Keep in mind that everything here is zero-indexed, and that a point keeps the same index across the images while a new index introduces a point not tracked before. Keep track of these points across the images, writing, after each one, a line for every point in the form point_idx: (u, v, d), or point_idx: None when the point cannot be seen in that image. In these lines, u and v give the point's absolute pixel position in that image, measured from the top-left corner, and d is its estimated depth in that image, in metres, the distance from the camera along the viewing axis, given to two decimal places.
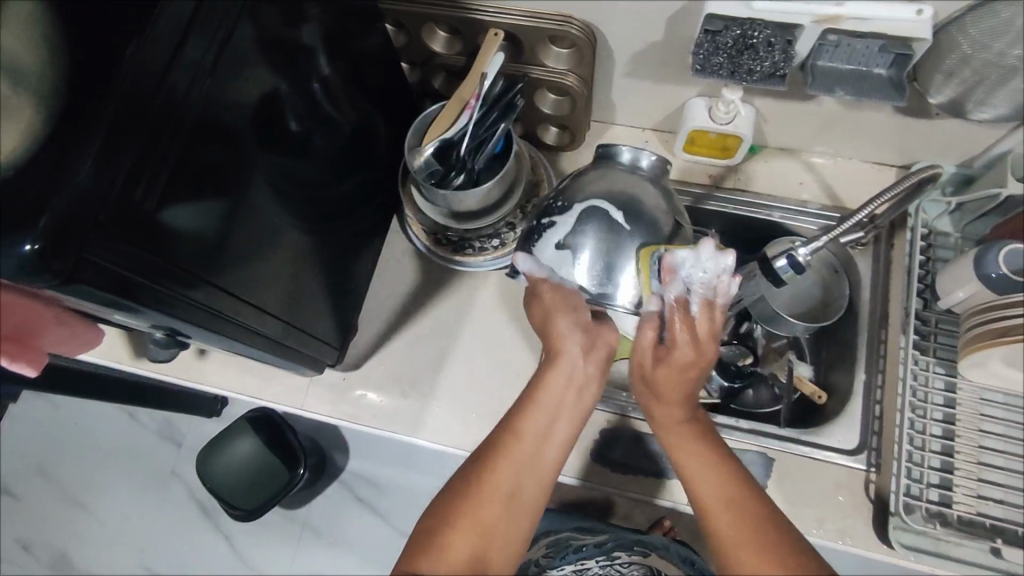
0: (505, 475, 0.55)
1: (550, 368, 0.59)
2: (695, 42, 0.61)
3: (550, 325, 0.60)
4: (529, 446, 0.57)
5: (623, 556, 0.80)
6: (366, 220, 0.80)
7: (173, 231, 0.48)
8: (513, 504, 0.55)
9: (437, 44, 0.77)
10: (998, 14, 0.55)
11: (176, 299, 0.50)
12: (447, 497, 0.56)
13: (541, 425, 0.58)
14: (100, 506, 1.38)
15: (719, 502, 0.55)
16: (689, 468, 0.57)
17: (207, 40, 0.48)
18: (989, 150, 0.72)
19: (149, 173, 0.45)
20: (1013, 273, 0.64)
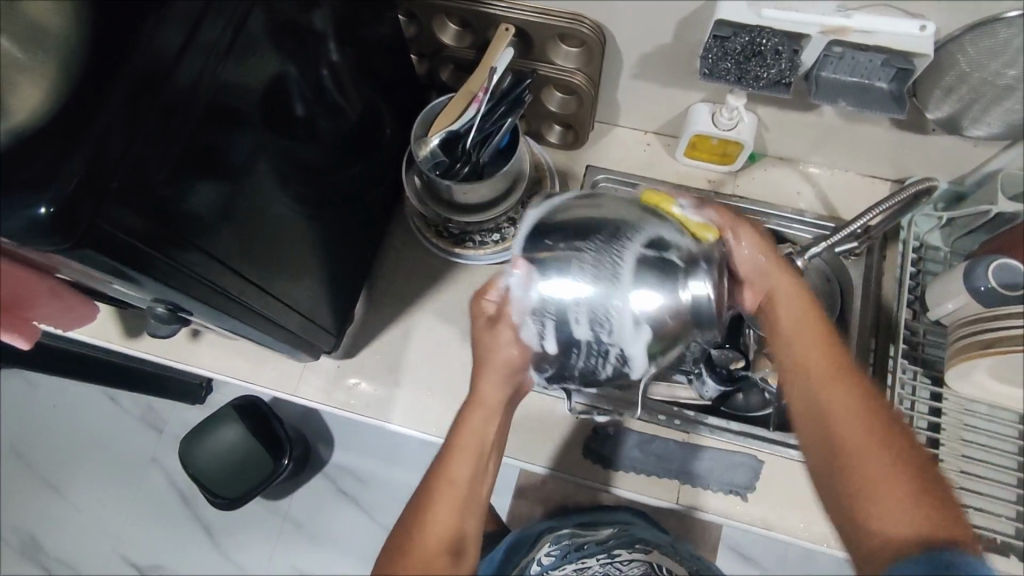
0: (444, 516, 0.55)
1: (469, 412, 0.58)
2: (705, 47, 0.62)
3: (477, 377, 0.58)
4: (461, 490, 0.57)
5: (625, 553, 0.83)
6: (369, 209, 0.80)
7: (179, 206, 0.48)
8: (457, 544, 0.55)
9: (447, 36, 0.78)
10: (997, 35, 0.56)
11: (182, 274, 0.50)
12: (393, 543, 0.56)
13: (470, 468, 0.57)
14: (76, 492, 1.36)
15: (846, 408, 0.54)
16: (813, 365, 0.56)
17: (224, 20, 0.48)
18: (982, 167, 0.74)
19: (160, 147, 0.45)
20: (1003, 288, 0.65)
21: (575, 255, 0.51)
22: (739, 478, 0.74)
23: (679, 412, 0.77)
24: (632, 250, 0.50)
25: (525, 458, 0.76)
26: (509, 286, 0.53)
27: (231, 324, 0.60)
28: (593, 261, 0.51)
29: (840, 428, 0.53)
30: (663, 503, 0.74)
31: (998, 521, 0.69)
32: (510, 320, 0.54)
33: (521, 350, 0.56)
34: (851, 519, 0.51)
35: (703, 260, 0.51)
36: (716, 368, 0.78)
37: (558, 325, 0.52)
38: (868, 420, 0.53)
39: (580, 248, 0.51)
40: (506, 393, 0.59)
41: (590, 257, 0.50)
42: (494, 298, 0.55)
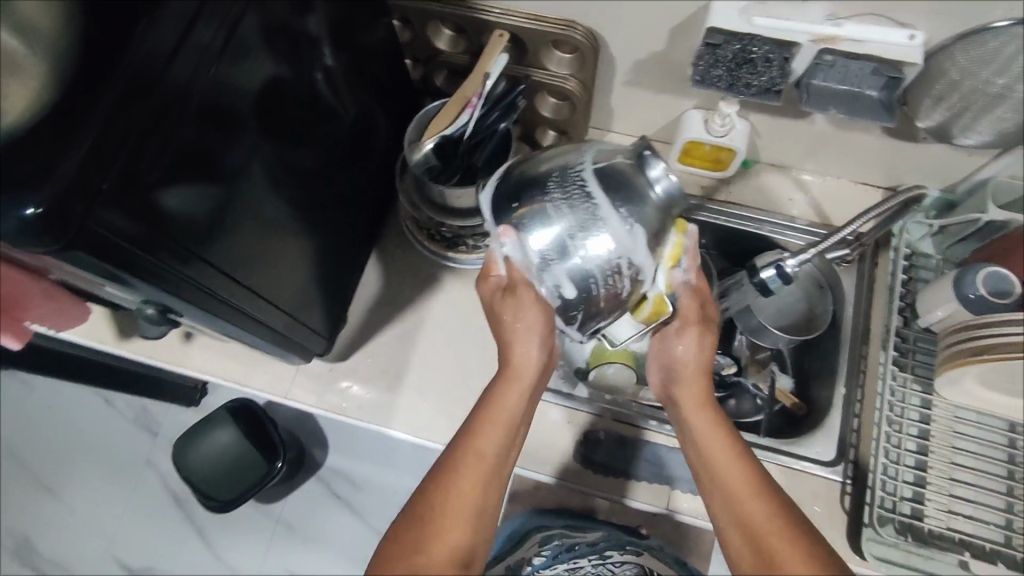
0: (471, 488, 0.55)
1: (505, 385, 0.60)
2: (696, 54, 0.63)
3: (510, 344, 0.60)
4: (491, 463, 0.56)
5: (616, 554, 0.87)
6: (362, 212, 0.81)
7: (170, 207, 0.48)
8: (480, 521, 0.55)
9: (442, 41, 0.78)
10: (986, 44, 0.57)
11: (172, 274, 0.50)
12: (408, 519, 0.54)
13: (500, 440, 0.58)
14: (69, 493, 1.36)
15: (738, 490, 0.55)
16: (708, 449, 0.58)
17: (217, 24, 0.48)
18: (972, 176, 0.75)
19: (152, 148, 0.45)
20: (993, 296, 0.66)
21: (546, 208, 0.54)
22: None
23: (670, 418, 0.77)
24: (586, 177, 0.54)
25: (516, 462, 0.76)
26: (511, 256, 0.56)
27: (221, 325, 0.60)
28: (562, 200, 0.54)
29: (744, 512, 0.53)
30: (651, 508, 0.74)
31: (987, 529, 0.69)
32: (523, 280, 0.57)
33: (542, 311, 0.58)
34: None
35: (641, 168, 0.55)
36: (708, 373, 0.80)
37: (563, 266, 0.54)
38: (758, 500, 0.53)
39: (548, 196, 0.54)
40: (541, 363, 0.61)
41: (556, 197, 0.54)
42: (500, 272, 0.59)
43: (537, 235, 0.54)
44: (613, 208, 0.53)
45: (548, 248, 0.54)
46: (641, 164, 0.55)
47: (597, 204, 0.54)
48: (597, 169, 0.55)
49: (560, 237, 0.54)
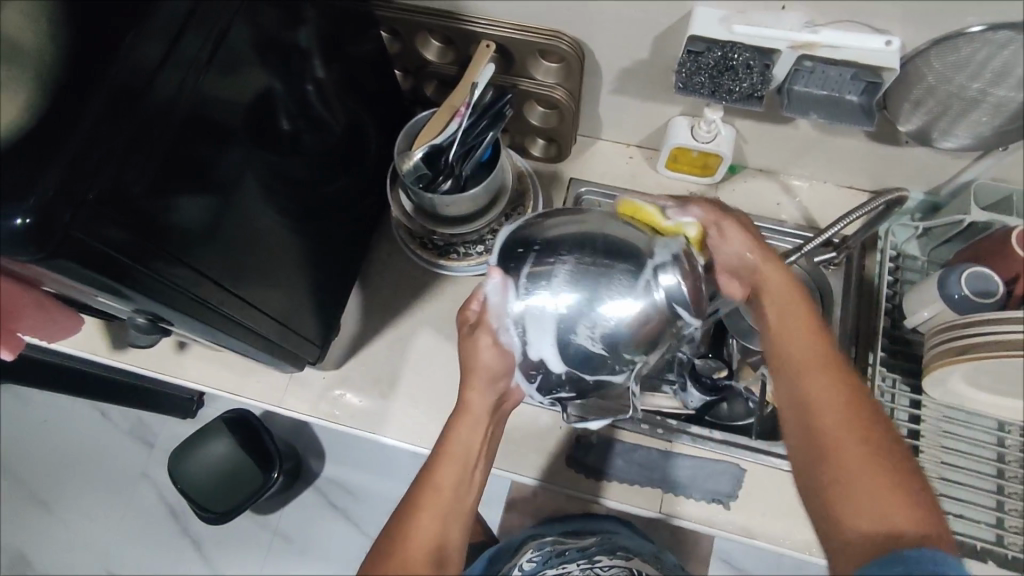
0: (427, 524, 0.55)
1: (457, 418, 0.59)
2: (679, 61, 0.64)
3: (463, 386, 0.59)
4: (448, 497, 0.57)
5: (605, 558, 0.84)
6: (354, 222, 0.81)
7: (160, 217, 0.49)
8: (442, 553, 0.54)
9: (430, 52, 0.79)
10: (960, 50, 0.58)
11: (162, 283, 0.51)
12: (378, 554, 0.54)
13: (457, 475, 0.58)
14: (64, 507, 1.35)
15: (832, 404, 0.52)
16: (804, 362, 0.55)
17: (203, 36, 0.49)
18: (955, 178, 0.76)
19: (140, 159, 0.46)
20: (976, 295, 0.67)
21: (543, 271, 0.53)
22: (721, 487, 0.74)
23: (662, 422, 0.78)
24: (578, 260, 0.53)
25: (509, 468, 0.76)
26: (489, 298, 0.56)
27: (215, 335, 0.61)
28: (568, 268, 0.53)
29: (828, 427, 0.52)
30: (645, 511, 0.75)
31: (978, 528, 0.69)
32: (489, 324, 0.56)
33: (505, 358, 0.58)
34: (836, 521, 0.49)
35: (653, 266, 0.53)
36: (700, 377, 0.78)
37: (541, 332, 0.54)
38: (848, 420, 0.51)
39: (537, 255, 0.54)
40: (492, 400, 0.59)
41: (560, 264, 0.53)
42: (473, 309, 0.58)
43: (524, 294, 0.54)
44: (621, 286, 0.52)
45: (534, 314, 0.54)
46: (655, 258, 0.53)
47: (587, 276, 0.53)
48: (603, 247, 0.54)
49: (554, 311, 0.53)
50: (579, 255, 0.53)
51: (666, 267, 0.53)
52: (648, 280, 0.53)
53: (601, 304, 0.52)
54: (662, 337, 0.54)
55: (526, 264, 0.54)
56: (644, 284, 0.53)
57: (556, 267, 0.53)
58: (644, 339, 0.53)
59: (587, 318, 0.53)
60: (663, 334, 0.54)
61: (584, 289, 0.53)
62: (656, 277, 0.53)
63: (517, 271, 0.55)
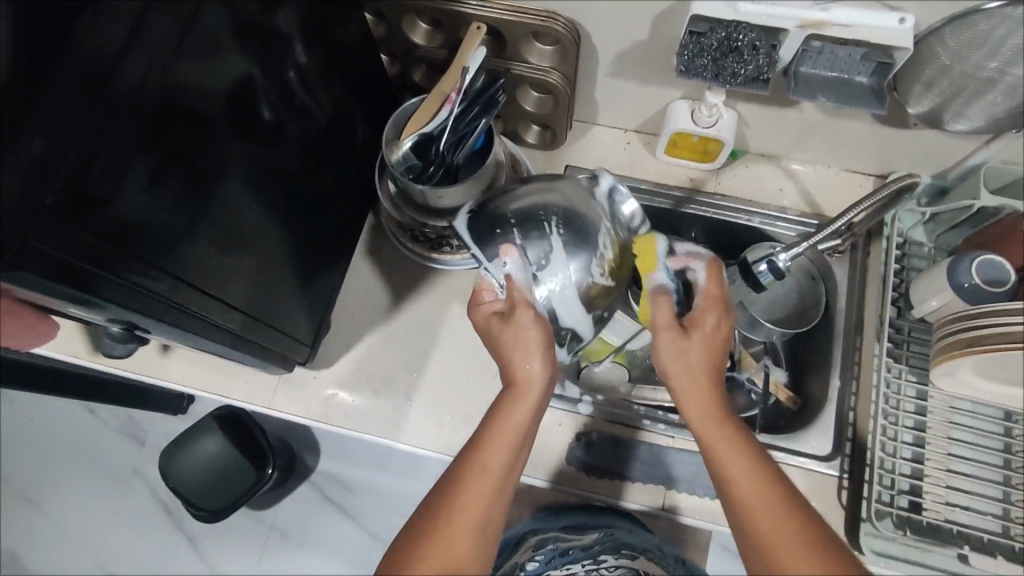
0: (471, 505, 0.52)
1: (509, 398, 0.57)
2: (680, 43, 0.61)
3: (513, 363, 0.58)
4: (495, 478, 0.54)
5: (610, 558, 0.87)
6: (341, 214, 0.78)
7: (129, 217, 0.46)
8: (484, 532, 0.52)
9: (418, 35, 0.75)
10: (977, 27, 0.55)
11: (136, 289, 0.48)
12: (410, 535, 0.52)
13: (505, 456, 0.55)
14: (55, 506, 1.33)
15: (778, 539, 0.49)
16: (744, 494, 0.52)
17: (172, 18, 0.46)
18: (964, 161, 0.73)
19: (109, 153, 0.44)
20: (986, 283, 0.65)
21: (542, 239, 0.59)
22: None
23: (663, 416, 0.76)
24: (547, 210, 0.60)
25: None
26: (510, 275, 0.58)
27: (197, 339, 0.58)
28: (552, 223, 0.60)
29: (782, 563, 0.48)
30: (645, 508, 0.72)
31: (984, 520, 0.68)
32: (523, 299, 0.58)
33: (543, 329, 0.57)
34: None
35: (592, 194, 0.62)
36: None
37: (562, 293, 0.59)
38: (804, 551, 0.48)
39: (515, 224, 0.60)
40: (544, 371, 0.57)
41: (539, 223, 0.60)
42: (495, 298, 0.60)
43: (528, 260, 0.59)
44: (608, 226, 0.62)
45: (553, 279, 0.59)
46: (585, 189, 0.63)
47: (562, 223, 0.60)
48: (559, 193, 0.62)
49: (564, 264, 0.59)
50: (541, 204, 0.61)
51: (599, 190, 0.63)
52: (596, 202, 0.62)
53: (587, 239, 0.60)
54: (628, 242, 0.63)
55: (518, 227, 0.59)
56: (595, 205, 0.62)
57: (534, 224, 0.59)
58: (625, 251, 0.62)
59: (579, 254, 0.59)
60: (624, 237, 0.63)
61: (568, 235, 0.60)
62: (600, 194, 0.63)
63: (513, 236, 0.59)
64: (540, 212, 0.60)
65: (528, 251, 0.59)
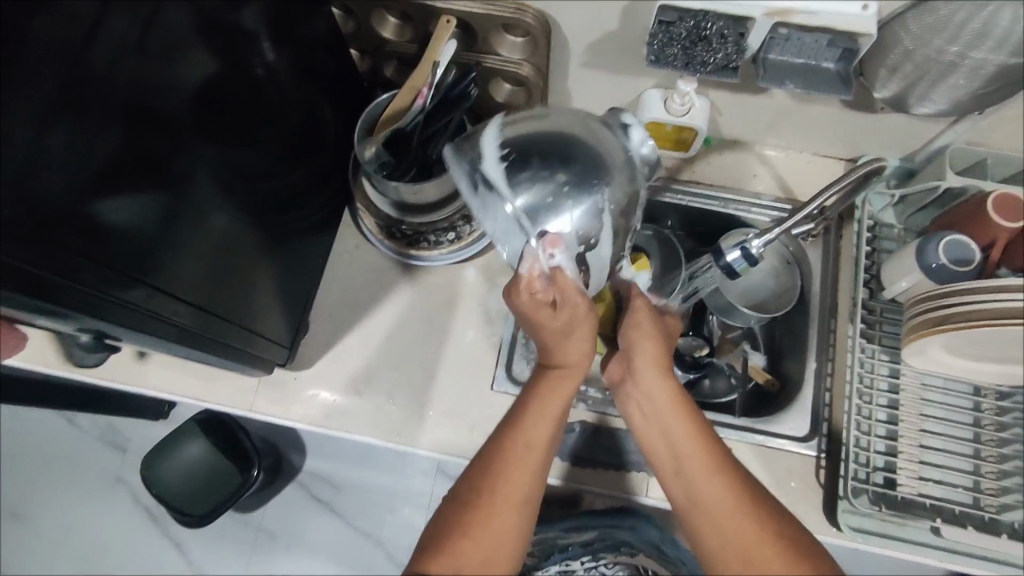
0: (519, 480, 0.53)
1: (556, 377, 0.58)
2: (650, 32, 0.61)
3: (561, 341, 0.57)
4: (539, 452, 0.54)
5: (609, 555, 0.92)
6: (316, 213, 0.77)
7: (95, 223, 0.46)
8: (530, 505, 0.53)
9: (387, 30, 0.74)
10: (937, 12, 0.56)
11: (104, 298, 0.47)
12: (458, 506, 0.52)
13: (548, 431, 0.55)
14: (35, 518, 1.31)
15: (720, 505, 0.52)
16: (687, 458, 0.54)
17: (132, 15, 0.46)
18: (930, 144, 0.74)
19: (71, 151, 0.43)
20: (953, 263, 0.67)
21: (595, 222, 0.51)
22: None
23: None
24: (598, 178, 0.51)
25: None
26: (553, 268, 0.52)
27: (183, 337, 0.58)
28: (603, 198, 0.51)
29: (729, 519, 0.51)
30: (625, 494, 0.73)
31: (956, 493, 0.70)
32: (575, 290, 0.53)
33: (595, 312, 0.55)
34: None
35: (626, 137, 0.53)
36: (680, 355, 0.78)
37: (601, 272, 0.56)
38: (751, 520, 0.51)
39: (564, 201, 0.50)
40: (588, 357, 0.58)
41: (589, 198, 0.51)
42: (540, 286, 0.53)
43: (578, 240, 0.51)
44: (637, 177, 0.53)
45: (600, 259, 0.54)
46: (617, 133, 0.53)
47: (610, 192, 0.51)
48: (600, 150, 0.52)
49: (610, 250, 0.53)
50: (589, 171, 0.51)
51: (630, 130, 0.54)
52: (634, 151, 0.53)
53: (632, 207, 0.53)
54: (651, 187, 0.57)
55: (568, 205, 0.50)
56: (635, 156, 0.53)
57: (582, 198, 0.51)
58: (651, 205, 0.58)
59: (624, 225, 0.53)
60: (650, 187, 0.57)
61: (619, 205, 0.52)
62: (634, 137, 0.53)
63: (565, 217, 0.51)
64: (589, 182, 0.51)
65: (578, 231, 0.51)
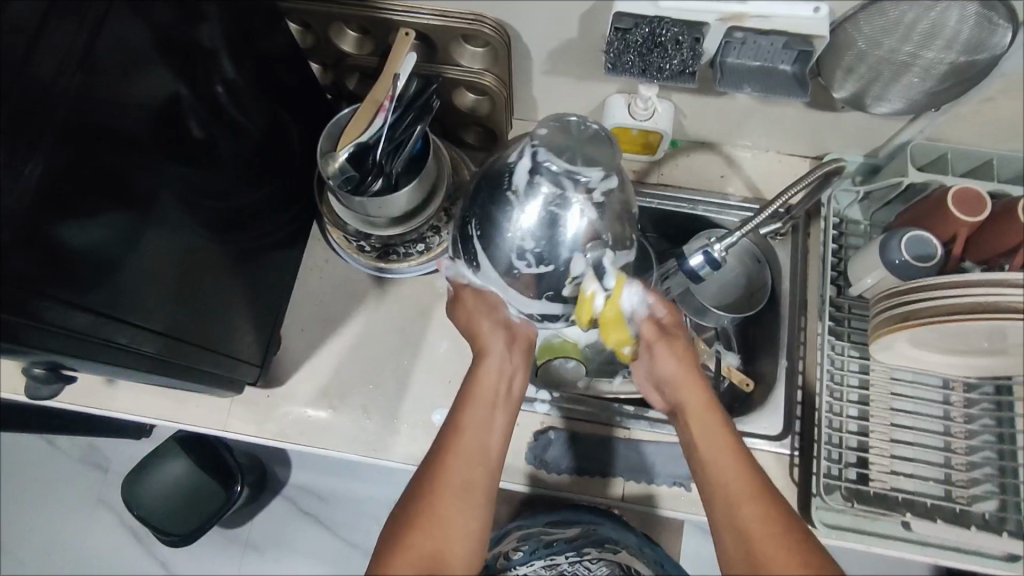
0: (456, 464, 0.54)
1: (478, 365, 0.62)
2: (606, 40, 0.61)
3: (477, 331, 0.63)
4: (472, 436, 0.57)
5: (593, 550, 0.93)
6: (283, 229, 0.77)
7: (33, 244, 0.44)
8: (472, 490, 0.54)
9: (347, 43, 0.74)
10: (886, 13, 0.56)
11: (35, 325, 0.45)
12: (404, 501, 0.54)
13: (480, 416, 0.58)
14: (18, 542, 1.29)
15: (738, 496, 0.53)
16: (729, 489, 0.54)
17: (72, 34, 0.46)
18: (892, 140, 0.75)
19: (17, 171, 0.44)
20: (915, 259, 0.68)
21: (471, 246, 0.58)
22: (681, 470, 0.74)
23: (619, 408, 0.77)
24: (477, 208, 0.57)
25: None
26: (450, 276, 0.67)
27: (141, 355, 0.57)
28: (477, 224, 0.57)
29: (763, 556, 0.50)
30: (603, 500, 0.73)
31: (928, 485, 0.71)
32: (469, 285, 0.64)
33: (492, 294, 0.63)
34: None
35: (527, 156, 0.54)
36: None
37: (505, 290, 0.59)
38: (762, 511, 0.52)
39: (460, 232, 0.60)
40: (501, 337, 0.62)
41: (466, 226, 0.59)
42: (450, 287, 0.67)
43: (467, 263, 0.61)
44: (539, 197, 0.53)
45: (493, 281, 0.59)
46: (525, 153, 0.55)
47: (486, 216, 0.57)
48: (501, 175, 0.56)
49: (495, 268, 0.57)
50: (478, 201, 0.58)
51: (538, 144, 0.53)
52: (528, 169, 0.54)
53: (511, 227, 0.55)
54: (575, 202, 0.54)
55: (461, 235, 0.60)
56: (528, 175, 0.54)
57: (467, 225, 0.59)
58: (576, 223, 0.54)
59: (503, 245, 0.55)
60: (564, 202, 0.53)
61: (491, 228, 0.56)
62: (534, 154, 0.53)
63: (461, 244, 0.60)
64: (473, 213, 0.58)
65: (468, 253, 0.59)
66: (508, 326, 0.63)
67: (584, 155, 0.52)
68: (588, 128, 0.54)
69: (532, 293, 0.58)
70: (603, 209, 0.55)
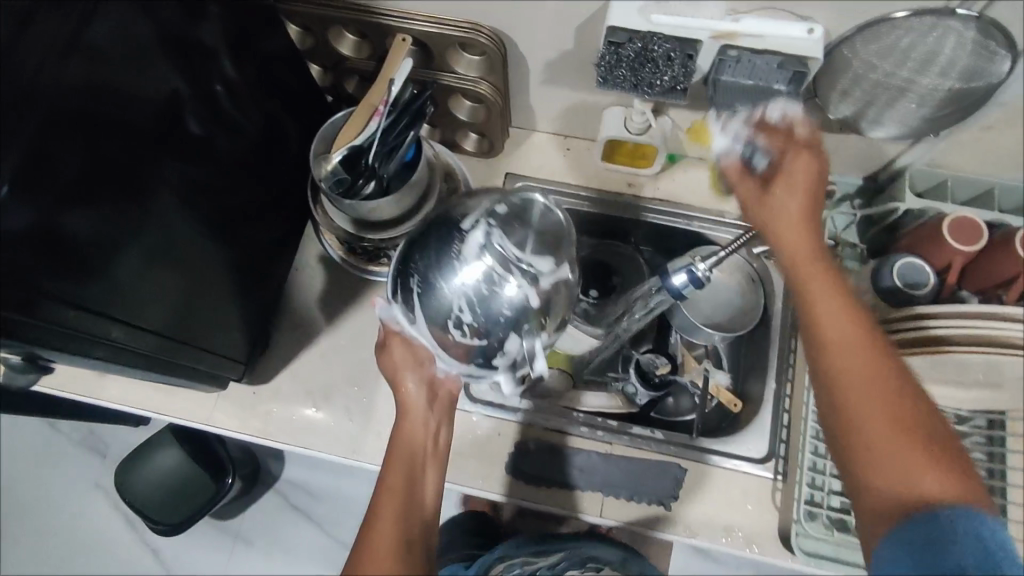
0: (388, 523, 0.56)
1: (401, 419, 0.61)
2: (599, 53, 0.60)
3: (399, 384, 0.62)
4: (401, 493, 0.58)
5: (576, 565, 0.82)
6: (277, 229, 0.78)
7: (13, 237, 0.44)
8: (409, 548, 0.55)
9: (345, 46, 0.74)
10: (882, 38, 0.56)
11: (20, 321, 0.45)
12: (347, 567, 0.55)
13: (405, 472, 0.59)
14: (15, 523, 1.31)
15: (865, 380, 0.50)
16: (854, 368, 0.51)
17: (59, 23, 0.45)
18: (891, 163, 0.74)
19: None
20: (907, 285, 0.67)
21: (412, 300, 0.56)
22: (662, 487, 0.72)
23: (603, 424, 0.76)
24: (417, 270, 0.56)
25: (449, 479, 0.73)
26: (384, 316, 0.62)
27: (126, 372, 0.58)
28: (418, 281, 0.56)
29: (881, 449, 0.49)
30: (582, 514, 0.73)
31: None
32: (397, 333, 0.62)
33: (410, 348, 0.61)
34: (858, 478, 0.49)
35: (480, 233, 0.55)
36: (645, 375, 0.78)
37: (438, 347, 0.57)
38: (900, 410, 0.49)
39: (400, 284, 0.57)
40: (420, 390, 0.61)
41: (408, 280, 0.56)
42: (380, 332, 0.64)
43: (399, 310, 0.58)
44: (500, 277, 0.54)
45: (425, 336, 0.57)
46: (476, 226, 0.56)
47: (427, 277, 0.56)
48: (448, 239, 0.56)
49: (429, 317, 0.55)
50: (421, 261, 0.56)
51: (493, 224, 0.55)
52: (480, 245, 0.55)
53: (455, 293, 0.54)
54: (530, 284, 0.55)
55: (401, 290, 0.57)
56: (479, 249, 0.55)
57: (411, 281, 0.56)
58: (523, 303, 0.54)
59: (444, 309, 0.55)
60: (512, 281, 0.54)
61: (433, 290, 0.55)
62: (488, 234, 0.55)
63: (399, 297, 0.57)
64: (415, 271, 0.56)
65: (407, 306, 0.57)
66: (428, 379, 0.62)
67: (544, 245, 0.55)
68: (541, 209, 0.58)
69: (468, 356, 0.56)
70: (547, 297, 0.55)
